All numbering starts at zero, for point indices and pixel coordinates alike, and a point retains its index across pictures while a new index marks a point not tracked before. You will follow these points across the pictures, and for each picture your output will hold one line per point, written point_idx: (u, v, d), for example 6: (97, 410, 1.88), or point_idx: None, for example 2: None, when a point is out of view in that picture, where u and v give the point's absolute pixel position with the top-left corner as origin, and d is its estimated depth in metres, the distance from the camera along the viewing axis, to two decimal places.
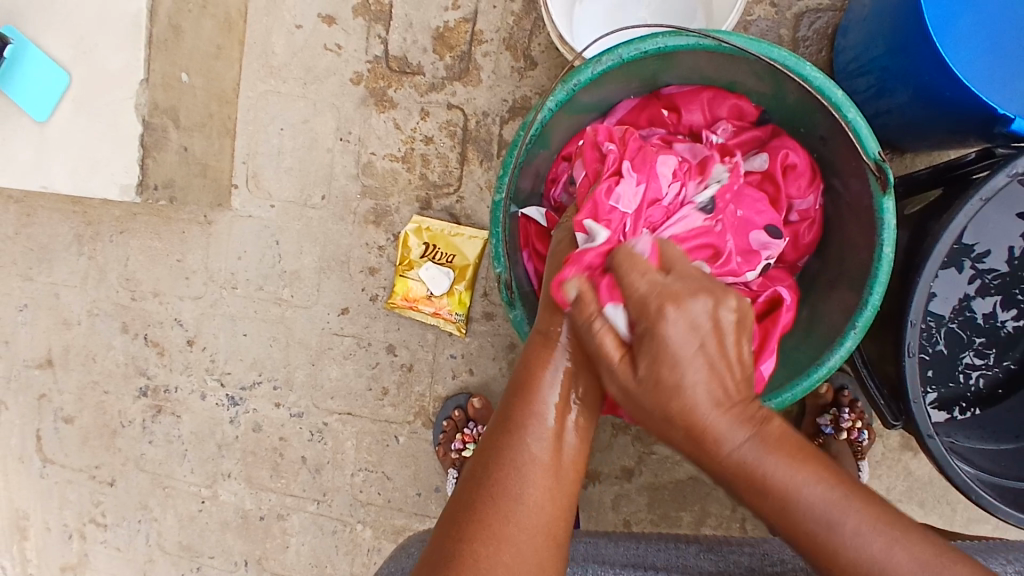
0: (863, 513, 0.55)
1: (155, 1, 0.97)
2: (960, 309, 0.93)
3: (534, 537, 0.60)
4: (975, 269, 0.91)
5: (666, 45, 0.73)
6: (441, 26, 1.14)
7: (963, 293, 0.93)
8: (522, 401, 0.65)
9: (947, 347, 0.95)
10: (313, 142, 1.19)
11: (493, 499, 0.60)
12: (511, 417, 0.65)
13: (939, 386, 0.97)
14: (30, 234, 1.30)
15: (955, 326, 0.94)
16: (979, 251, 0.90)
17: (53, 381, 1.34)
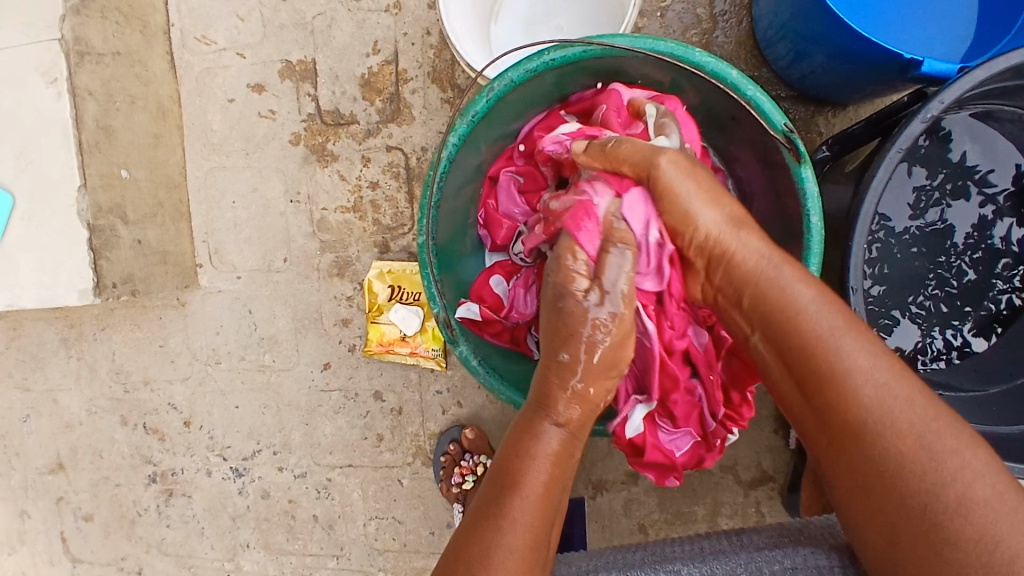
0: (891, 358, 0.59)
1: (80, 108, 1.00)
2: (979, 233, 0.95)
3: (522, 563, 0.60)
4: (984, 193, 0.94)
5: (553, 60, 0.74)
6: (366, 72, 1.15)
7: (979, 219, 0.95)
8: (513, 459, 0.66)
9: (976, 274, 0.96)
10: (265, 209, 1.20)
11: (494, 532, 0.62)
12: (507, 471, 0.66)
13: (975, 314, 0.97)
14: (20, 345, 1.34)
15: (978, 252, 0.96)
16: (983, 175, 0.94)
17: (67, 483, 1.37)
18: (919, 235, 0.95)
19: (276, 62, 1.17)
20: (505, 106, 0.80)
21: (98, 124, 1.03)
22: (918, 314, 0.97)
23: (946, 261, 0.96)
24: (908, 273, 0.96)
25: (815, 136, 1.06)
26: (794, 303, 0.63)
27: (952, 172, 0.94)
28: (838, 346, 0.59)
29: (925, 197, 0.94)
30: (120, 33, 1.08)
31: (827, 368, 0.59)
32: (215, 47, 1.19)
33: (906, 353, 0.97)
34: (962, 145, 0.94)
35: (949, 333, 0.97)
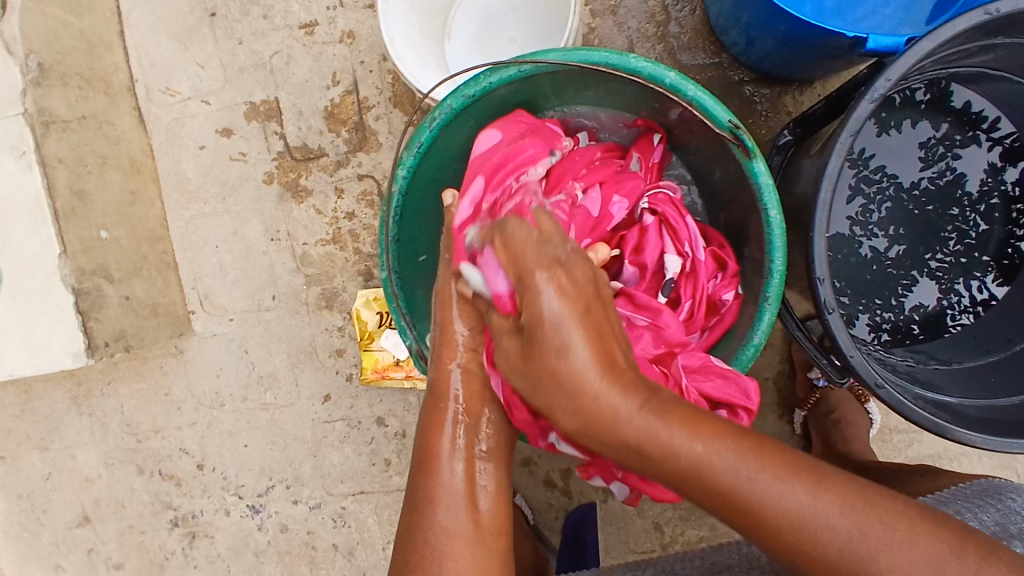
0: (798, 480, 0.52)
1: (51, 176, 1.01)
2: (990, 181, 0.93)
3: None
4: (991, 139, 0.92)
5: (490, 84, 0.73)
6: (329, 104, 1.16)
7: (989, 164, 0.93)
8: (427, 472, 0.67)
9: (991, 224, 0.94)
10: (249, 250, 1.22)
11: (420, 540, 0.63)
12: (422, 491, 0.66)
13: (996, 264, 0.94)
14: (34, 408, 1.38)
15: (996, 200, 0.93)
16: (990, 121, 0.91)
17: (96, 535, 1.41)
18: (931, 188, 0.93)
19: (240, 105, 1.18)
20: (451, 134, 0.79)
21: (71, 190, 1.04)
22: (938, 271, 0.95)
23: (961, 213, 0.94)
24: (921, 229, 0.94)
25: (785, 115, 1.04)
26: (621, 414, 0.54)
27: (958, 120, 0.92)
28: (676, 443, 0.53)
29: (931, 150, 0.92)
30: (83, 97, 1.10)
31: (718, 490, 0.53)
32: (180, 97, 1.20)
33: (929, 311, 0.94)
34: (964, 93, 0.91)
35: (971, 287, 0.95)
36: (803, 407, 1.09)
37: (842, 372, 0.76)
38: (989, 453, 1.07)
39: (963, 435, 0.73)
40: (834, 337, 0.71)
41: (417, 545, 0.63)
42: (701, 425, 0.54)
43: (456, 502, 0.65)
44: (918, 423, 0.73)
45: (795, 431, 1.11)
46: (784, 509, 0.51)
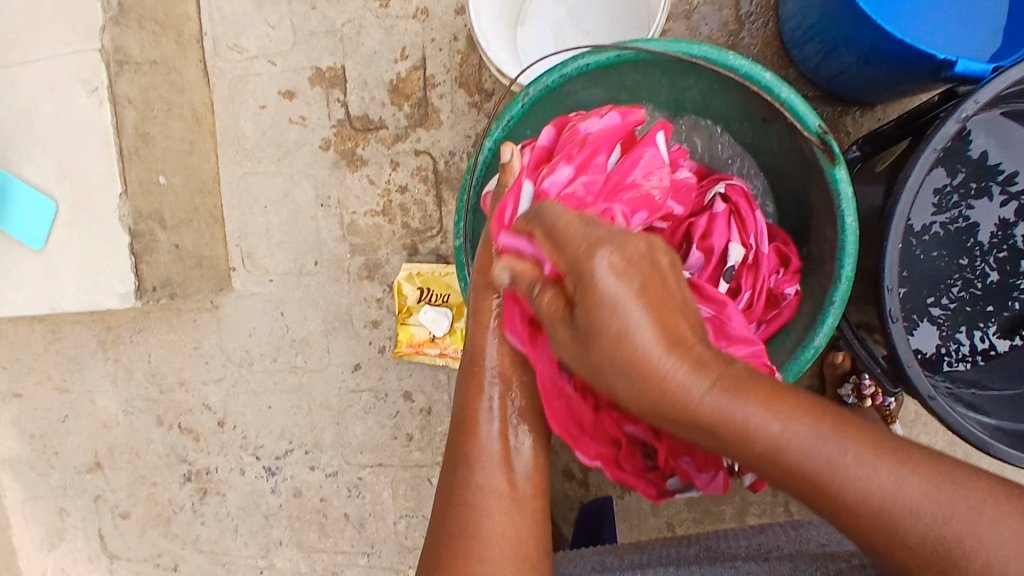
0: (867, 448, 0.50)
1: (120, 116, 1.02)
2: (1002, 234, 0.94)
3: (501, 547, 0.64)
4: (1007, 192, 0.94)
5: (587, 65, 0.79)
6: (394, 78, 1.17)
7: (1000, 218, 0.94)
8: (464, 435, 0.69)
9: (998, 276, 0.96)
10: (297, 213, 1.23)
11: (459, 504, 0.66)
12: (458, 452, 0.69)
13: (999, 315, 0.96)
14: (59, 348, 1.38)
15: (1003, 253, 0.95)
16: (1007, 174, 0.93)
17: (105, 482, 1.40)
18: (943, 234, 0.95)
19: (306, 69, 1.20)
20: (538, 111, 0.84)
21: (137, 132, 1.06)
22: (940, 317, 0.96)
23: (969, 262, 0.96)
24: (930, 274, 0.96)
25: (843, 136, 1.06)
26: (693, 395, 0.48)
27: (974, 171, 0.94)
28: (754, 419, 0.49)
29: (945, 198, 0.94)
30: (156, 42, 1.11)
31: (765, 456, 0.50)
32: (247, 55, 1.21)
33: (926, 356, 0.97)
34: (983, 143, 0.93)
35: (974, 336, 0.96)
36: None
37: (894, 379, 0.79)
38: None
39: (1009, 455, 0.76)
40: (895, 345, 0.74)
41: (457, 502, 0.66)
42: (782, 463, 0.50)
43: (492, 463, 0.67)
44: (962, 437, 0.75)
45: None
46: (820, 462, 0.49)
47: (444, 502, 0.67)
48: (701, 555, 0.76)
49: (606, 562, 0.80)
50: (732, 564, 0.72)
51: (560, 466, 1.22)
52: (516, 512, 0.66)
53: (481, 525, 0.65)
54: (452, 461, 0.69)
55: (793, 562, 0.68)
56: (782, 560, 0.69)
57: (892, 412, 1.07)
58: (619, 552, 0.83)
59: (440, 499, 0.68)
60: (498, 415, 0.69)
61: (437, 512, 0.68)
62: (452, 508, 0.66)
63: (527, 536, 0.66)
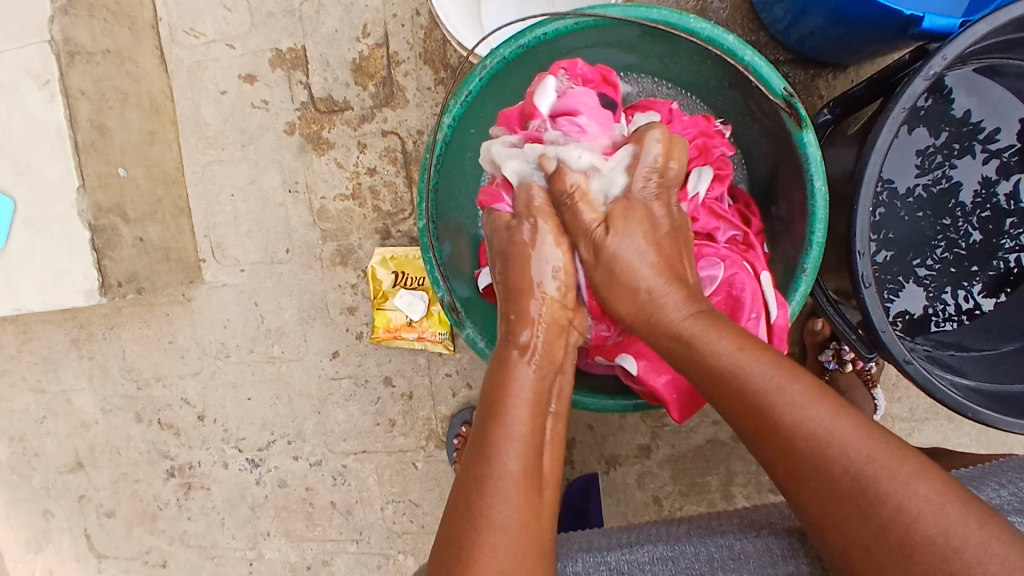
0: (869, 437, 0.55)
1: (73, 108, 0.99)
2: (983, 193, 0.94)
3: (521, 536, 0.60)
4: (988, 150, 0.93)
5: (546, 33, 0.77)
6: (357, 57, 1.14)
7: (983, 176, 0.93)
8: (489, 417, 0.66)
9: (982, 236, 0.95)
10: (265, 201, 1.20)
11: (483, 490, 0.61)
12: (482, 435, 0.65)
13: (983, 274, 0.96)
14: (31, 349, 1.35)
15: (985, 214, 0.94)
16: (988, 132, 0.92)
17: (87, 481, 1.38)
18: (926, 196, 0.94)
19: (266, 51, 1.16)
20: (499, 84, 0.82)
21: (92, 124, 1.02)
22: (926, 278, 0.95)
23: (952, 223, 0.94)
24: (914, 235, 0.95)
25: (817, 99, 1.05)
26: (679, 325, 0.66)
27: (957, 129, 0.92)
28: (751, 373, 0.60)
29: (928, 158, 0.93)
30: (108, 31, 1.07)
31: (769, 428, 0.58)
32: (204, 40, 1.18)
33: (914, 317, 0.96)
34: (965, 102, 0.92)
35: (958, 296, 0.96)
36: None
37: (870, 347, 0.78)
38: (988, 444, 1.10)
39: (994, 418, 0.75)
40: (869, 311, 0.73)
41: (478, 484, 0.61)
42: (775, 432, 0.57)
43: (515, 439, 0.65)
44: (942, 403, 0.75)
45: None
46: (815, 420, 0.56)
47: (463, 481, 0.63)
48: (691, 531, 0.76)
49: (593, 542, 0.79)
50: (724, 540, 0.72)
51: None
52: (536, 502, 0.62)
53: (501, 513, 0.60)
54: (474, 444, 0.65)
55: (784, 544, 0.68)
56: (772, 541, 0.69)
57: (873, 375, 1.07)
58: (606, 533, 0.83)
59: (454, 490, 0.63)
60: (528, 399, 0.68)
61: (450, 504, 0.63)
62: (475, 496, 0.61)
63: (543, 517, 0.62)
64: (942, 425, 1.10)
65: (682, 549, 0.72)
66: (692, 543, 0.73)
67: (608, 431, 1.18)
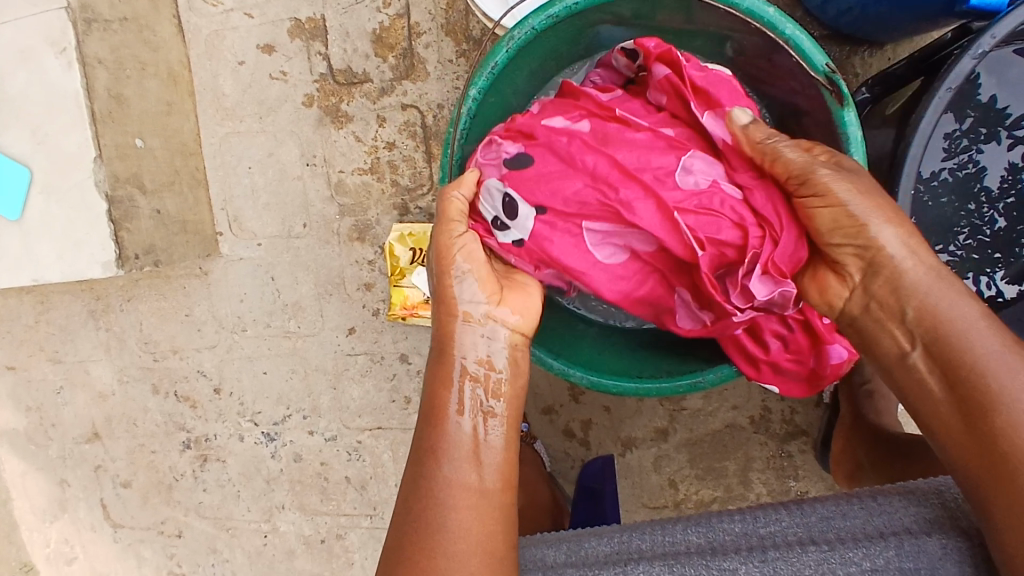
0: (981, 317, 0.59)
1: (91, 76, 0.98)
2: (1009, 179, 0.91)
3: (472, 552, 0.61)
4: (1014, 136, 0.90)
5: (577, 3, 0.75)
6: (377, 27, 1.12)
7: (1009, 162, 0.90)
8: (432, 426, 0.68)
9: (1005, 222, 0.92)
10: (282, 174, 1.19)
11: (424, 505, 0.63)
12: (426, 445, 0.67)
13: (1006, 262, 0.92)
14: (49, 319, 1.35)
15: (1010, 201, 0.91)
16: (1015, 118, 0.89)
17: (104, 451, 1.39)
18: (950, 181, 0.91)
19: (285, 20, 1.14)
20: (527, 56, 0.80)
21: (110, 93, 1.01)
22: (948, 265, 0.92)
23: (977, 209, 0.91)
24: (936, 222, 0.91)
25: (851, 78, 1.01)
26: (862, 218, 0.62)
27: (983, 115, 0.89)
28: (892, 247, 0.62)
29: (954, 143, 0.90)
30: None
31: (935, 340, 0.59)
32: (222, 7, 1.16)
33: None
34: (989, 85, 0.88)
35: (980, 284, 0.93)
36: (835, 377, 1.10)
37: None
38: None
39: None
40: None
41: (421, 495, 0.64)
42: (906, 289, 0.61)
43: (459, 455, 0.66)
44: None
45: (823, 402, 1.12)
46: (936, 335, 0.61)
47: (409, 492, 0.65)
48: (691, 538, 0.67)
49: (582, 545, 0.70)
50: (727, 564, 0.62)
51: (561, 425, 1.20)
52: (482, 506, 0.64)
53: (446, 520, 0.62)
54: (420, 457, 0.67)
55: (796, 565, 0.61)
56: (786, 557, 0.61)
57: None
58: (599, 534, 0.72)
59: (403, 496, 0.66)
60: (469, 405, 0.68)
61: (397, 514, 0.65)
62: (418, 505, 0.64)
63: (490, 525, 0.63)
64: None
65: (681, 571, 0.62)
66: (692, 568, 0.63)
67: (623, 414, 1.18)
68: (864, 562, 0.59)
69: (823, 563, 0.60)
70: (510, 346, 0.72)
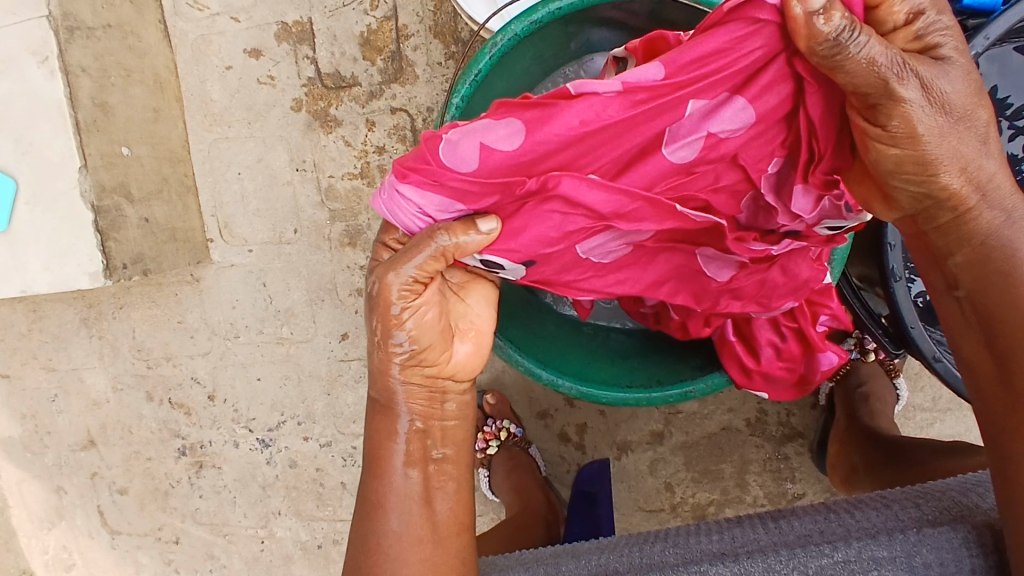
0: None
1: (74, 85, 0.97)
2: (1011, 171, 0.88)
3: None
4: (1015, 126, 0.87)
5: (560, 9, 0.73)
6: (365, 30, 1.10)
7: (1010, 153, 0.88)
8: (371, 477, 0.66)
9: None
10: (272, 179, 1.17)
11: (368, 554, 0.63)
12: (367, 496, 0.65)
13: None
14: (41, 327, 1.35)
15: None
16: (1016, 108, 0.86)
17: (100, 459, 1.39)
18: None
19: (271, 24, 1.13)
20: (512, 61, 0.79)
21: (94, 101, 1.00)
22: None
23: None
24: None
25: None
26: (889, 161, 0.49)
27: None
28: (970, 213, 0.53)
29: None
30: (109, 4, 1.04)
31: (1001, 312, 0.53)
32: (208, 12, 1.14)
33: None
34: (989, 75, 0.85)
35: None
36: (832, 379, 1.09)
37: (898, 343, 0.75)
38: None
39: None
40: (898, 305, 0.70)
41: (370, 549, 0.63)
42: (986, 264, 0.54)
43: (406, 504, 0.64)
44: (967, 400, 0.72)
45: (819, 402, 1.12)
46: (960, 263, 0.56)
47: (357, 545, 0.64)
48: (667, 553, 0.67)
49: (561, 568, 0.69)
50: (698, 568, 0.61)
51: (556, 429, 1.19)
52: (434, 557, 0.63)
53: (393, 570, 0.62)
54: (364, 506, 0.65)
55: (766, 562, 0.60)
56: (754, 558, 0.61)
57: (895, 365, 1.05)
58: (579, 556, 0.72)
59: (353, 547, 0.65)
60: (415, 455, 0.66)
61: (351, 559, 0.65)
62: (367, 556, 0.63)
63: (444, 569, 0.63)
64: (965, 417, 1.07)
65: None
66: (662, 570, 0.63)
67: (619, 418, 1.16)
68: (835, 550, 0.59)
69: (793, 556, 0.60)
70: (452, 399, 0.68)
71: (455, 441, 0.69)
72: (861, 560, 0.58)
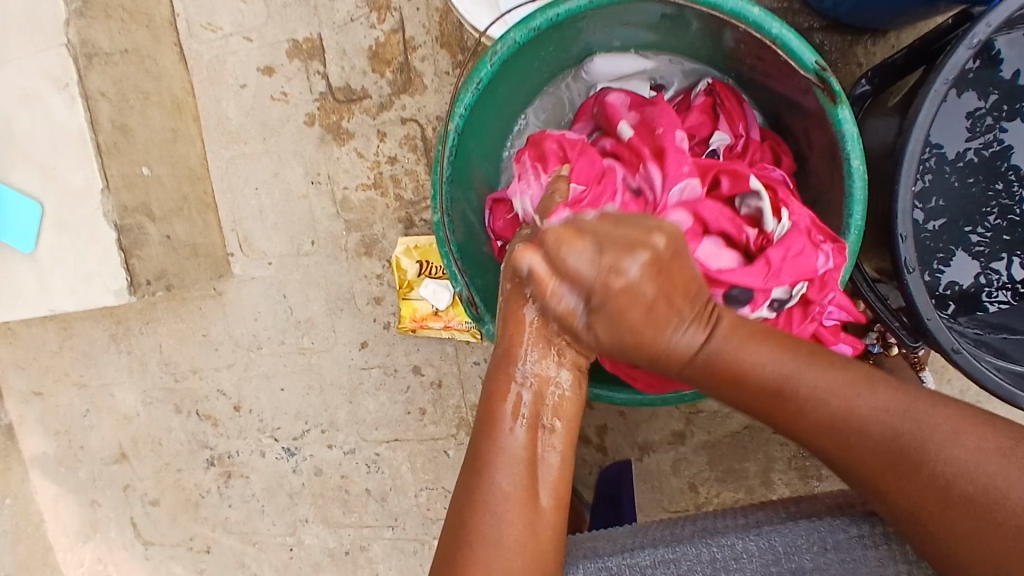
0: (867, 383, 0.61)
1: (93, 110, 1.00)
2: None
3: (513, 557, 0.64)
4: None
5: (558, 16, 0.74)
6: (373, 43, 1.12)
7: None
8: (486, 436, 0.69)
9: None
10: (288, 193, 1.20)
11: (477, 513, 0.65)
12: (478, 455, 0.69)
13: None
14: (73, 345, 1.39)
15: None
16: None
17: (132, 472, 1.43)
18: (977, 161, 0.88)
19: (282, 42, 1.15)
20: (515, 68, 0.80)
21: (114, 125, 1.04)
22: (979, 247, 0.89)
23: (1006, 187, 0.88)
24: (965, 203, 0.89)
25: (855, 67, 0.99)
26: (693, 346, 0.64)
27: (1008, 90, 0.86)
28: (775, 369, 0.62)
29: (978, 122, 0.87)
30: (125, 30, 1.08)
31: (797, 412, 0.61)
32: (221, 33, 1.18)
33: (965, 289, 0.90)
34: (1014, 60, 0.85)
35: (1013, 266, 0.90)
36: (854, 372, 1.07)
37: (915, 334, 0.75)
38: None
39: None
40: (913, 296, 0.69)
41: (476, 504, 0.66)
42: (779, 394, 0.62)
43: (513, 464, 0.68)
44: (989, 390, 0.71)
45: None
46: (892, 424, 0.58)
47: (460, 501, 0.67)
48: (692, 530, 0.74)
49: (595, 547, 0.76)
50: (726, 541, 0.70)
51: (576, 431, 1.19)
52: (534, 522, 0.66)
53: (499, 531, 0.65)
54: (470, 465, 0.69)
55: (789, 537, 0.69)
56: (775, 532, 0.70)
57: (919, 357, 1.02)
58: (614, 535, 0.78)
59: (453, 506, 0.68)
60: (528, 420, 0.70)
61: (448, 524, 0.68)
62: (469, 512, 0.66)
63: (542, 540, 0.66)
64: (993, 408, 1.06)
65: (682, 549, 0.71)
66: (692, 542, 0.71)
67: (639, 418, 1.16)
68: (852, 527, 0.68)
69: (813, 531, 0.69)
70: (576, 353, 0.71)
71: (564, 417, 0.72)
72: (873, 535, 0.67)
